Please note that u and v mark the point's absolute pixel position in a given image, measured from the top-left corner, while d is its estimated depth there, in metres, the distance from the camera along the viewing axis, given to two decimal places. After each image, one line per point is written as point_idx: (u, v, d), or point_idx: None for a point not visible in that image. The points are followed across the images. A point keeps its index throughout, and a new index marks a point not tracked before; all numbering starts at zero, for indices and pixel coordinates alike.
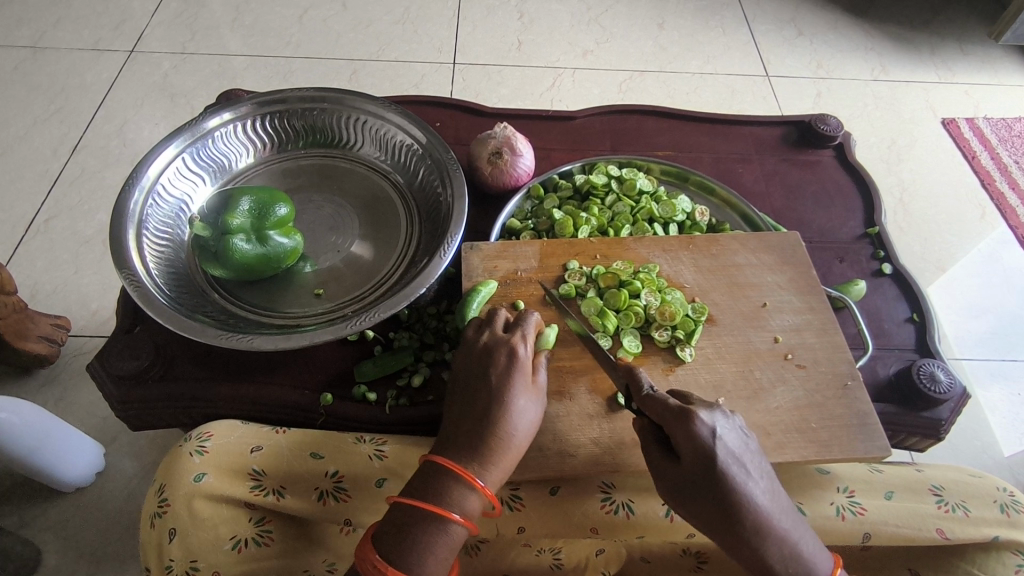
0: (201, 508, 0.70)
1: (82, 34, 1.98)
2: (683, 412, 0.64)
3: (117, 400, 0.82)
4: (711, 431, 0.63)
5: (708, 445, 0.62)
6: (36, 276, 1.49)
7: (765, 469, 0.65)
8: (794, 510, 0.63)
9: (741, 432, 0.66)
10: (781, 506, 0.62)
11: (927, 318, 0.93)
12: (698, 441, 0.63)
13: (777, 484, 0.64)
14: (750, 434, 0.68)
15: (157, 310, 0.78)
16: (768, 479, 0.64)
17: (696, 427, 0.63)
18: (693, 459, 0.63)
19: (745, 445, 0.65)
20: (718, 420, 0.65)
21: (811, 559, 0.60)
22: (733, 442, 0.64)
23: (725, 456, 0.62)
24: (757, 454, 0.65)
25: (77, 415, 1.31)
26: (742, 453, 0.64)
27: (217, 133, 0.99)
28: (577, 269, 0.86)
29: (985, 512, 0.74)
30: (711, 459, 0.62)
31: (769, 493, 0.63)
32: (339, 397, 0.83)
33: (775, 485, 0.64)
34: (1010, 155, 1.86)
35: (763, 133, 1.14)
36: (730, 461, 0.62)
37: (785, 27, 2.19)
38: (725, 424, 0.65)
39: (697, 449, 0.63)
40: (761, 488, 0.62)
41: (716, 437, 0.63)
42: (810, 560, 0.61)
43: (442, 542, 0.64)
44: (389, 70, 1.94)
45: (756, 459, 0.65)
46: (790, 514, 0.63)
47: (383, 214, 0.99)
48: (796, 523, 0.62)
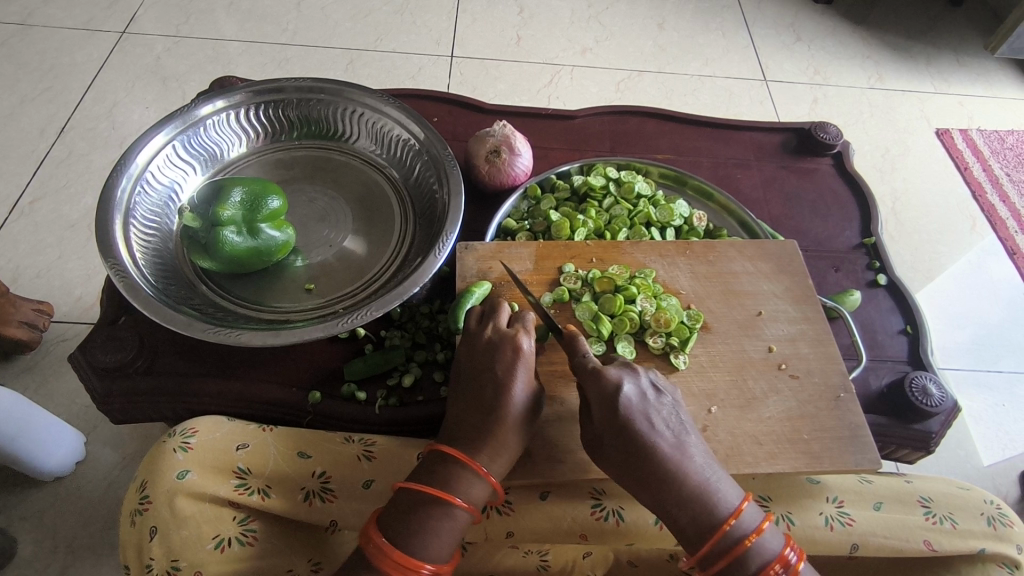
0: (182, 506, 0.69)
1: (73, 13, 1.94)
2: (592, 368, 0.68)
3: (98, 393, 0.80)
4: (615, 384, 0.67)
5: (611, 397, 0.66)
6: (18, 260, 1.46)
7: (680, 421, 0.68)
8: (706, 457, 0.66)
9: (651, 387, 0.69)
10: (687, 454, 0.65)
11: (920, 331, 0.93)
12: (603, 393, 0.67)
13: (689, 435, 0.67)
14: (671, 390, 0.71)
15: (143, 301, 0.77)
16: (677, 431, 0.66)
17: (603, 382, 0.67)
18: (601, 411, 0.67)
19: (654, 399, 0.68)
20: (629, 377, 0.69)
21: (715, 498, 0.63)
22: (637, 396, 0.67)
23: (626, 408, 0.66)
24: (670, 408, 0.68)
25: (57, 402, 1.28)
26: (647, 406, 0.67)
27: (209, 120, 0.97)
28: (572, 273, 0.85)
29: (972, 524, 0.75)
30: (613, 409, 0.66)
31: (674, 442, 0.65)
32: (328, 395, 0.81)
33: (686, 436, 0.66)
34: (1002, 168, 1.87)
35: (763, 139, 1.14)
36: (631, 413, 0.66)
37: (784, 31, 2.19)
38: (633, 380, 0.68)
39: (603, 401, 0.67)
40: (665, 438, 0.65)
41: (619, 390, 0.66)
42: (715, 500, 0.63)
43: (447, 525, 0.65)
44: (386, 61, 1.91)
45: (666, 412, 0.67)
46: (701, 460, 0.65)
47: (377, 209, 0.98)
48: (706, 469, 0.65)
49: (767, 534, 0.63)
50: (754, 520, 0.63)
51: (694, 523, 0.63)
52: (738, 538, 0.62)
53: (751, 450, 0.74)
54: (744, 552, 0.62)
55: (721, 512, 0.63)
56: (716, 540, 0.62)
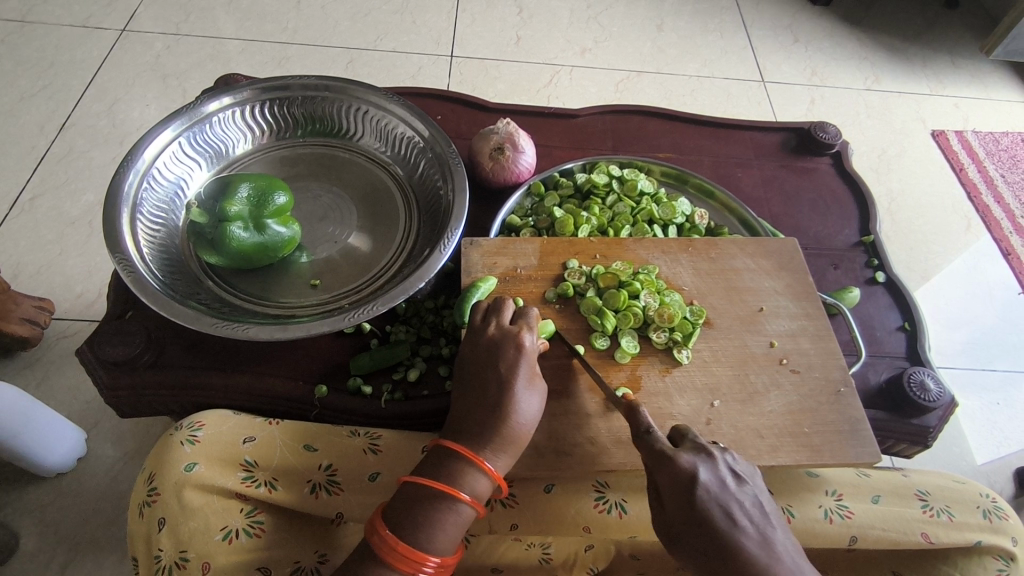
0: (190, 497, 0.69)
1: (72, 11, 1.94)
2: (664, 456, 0.65)
3: (106, 386, 0.81)
4: (691, 473, 0.63)
5: (687, 488, 0.63)
6: (19, 256, 1.46)
7: (760, 510, 0.64)
8: (795, 553, 0.62)
9: (731, 474, 0.65)
10: (775, 552, 0.61)
11: (918, 327, 0.94)
12: (679, 485, 0.63)
13: (773, 528, 0.63)
14: (751, 476, 0.67)
15: (151, 296, 0.77)
16: (760, 524, 0.63)
17: (675, 469, 0.64)
18: (675, 502, 0.63)
19: (735, 489, 0.64)
20: (702, 462, 0.65)
21: None
22: (716, 486, 0.64)
23: (705, 501, 0.62)
24: (751, 496, 0.64)
25: (58, 399, 1.29)
26: (727, 497, 0.63)
27: (215, 117, 0.97)
28: (576, 268, 0.86)
29: (968, 517, 0.76)
30: (690, 504, 0.62)
31: (760, 538, 0.61)
32: (334, 389, 0.82)
33: (770, 529, 0.63)
34: (996, 169, 1.89)
35: (763, 138, 1.15)
36: (710, 506, 0.62)
37: (782, 33, 2.20)
38: (710, 467, 0.65)
39: (678, 494, 0.63)
40: (748, 534, 0.62)
41: (696, 481, 0.63)
42: None
43: (452, 520, 0.66)
44: (386, 60, 1.92)
45: (748, 503, 0.64)
46: (791, 558, 0.61)
47: (382, 206, 0.99)
48: (799, 566, 0.61)
49: None
50: None
51: None
52: None
53: (753, 443, 0.75)
54: None
55: None
56: None
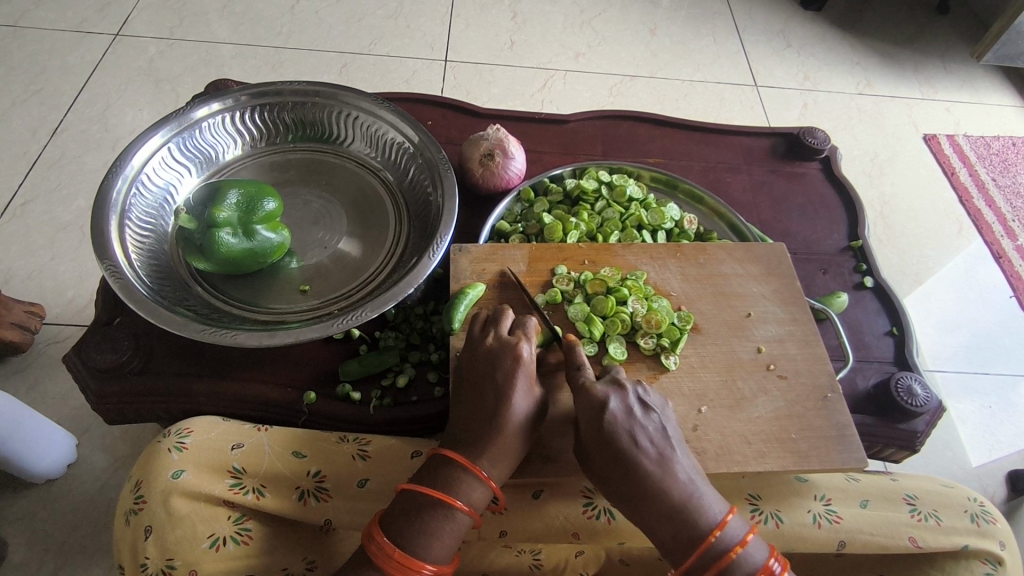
0: (177, 505, 0.69)
1: (66, 15, 1.94)
2: (579, 387, 0.70)
3: (93, 394, 0.80)
4: (600, 402, 0.68)
5: (594, 415, 0.68)
6: (11, 261, 1.45)
7: (665, 434, 0.68)
8: (691, 470, 0.66)
9: (639, 403, 0.70)
10: (670, 470, 0.65)
11: (906, 332, 0.95)
12: (588, 412, 0.68)
13: (674, 450, 0.67)
14: (660, 406, 0.71)
15: (138, 302, 0.77)
16: (661, 446, 0.67)
17: (587, 400, 0.69)
18: (585, 427, 0.68)
19: (641, 416, 0.68)
20: (613, 392, 0.69)
21: (700, 512, 0.63)
22: (622, 412, 0.68)
23: (610, 425, 0.67)
24: (656, 423, 0.68)
25: (48, 405, 1.28)
26: (632, 422, 0.67)
27: (205, 122, 0.97)
28: (564, 275, 0.86)
29: (956, 522, 0.76)
30: (595, 427, 0.67)
31: (658, 458, 0.66)
32: (323, 395, 0.82)
33: (670, 451, 0.67)
34: (988, 173, 1.90)
35: (752, 144, 1.16)
36: (615, 429, 0.67)
37: (775, 38, 2.21)
38: (619, 396, 0.69)
39: (586, 419, 0.68)
40: (647, 453, 0.66)
41: (603, 407, 0.68)
42: (699, 514, 0.63)
43: (447, 528, 0.65)
44: (381, 64, 1.92)
45: (652, 428, 0.68)
46: (686, 474, 0.66)
47: (372, 212, 0.99)
48: (692, 481, 0.65)
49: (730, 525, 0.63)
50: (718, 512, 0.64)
51: (679, 539, 0.63)
52: (723, 549, 0.62)
53: (740, 448, 0.75)
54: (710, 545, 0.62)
55: (703, 524, 0.63)
56: (699, 553, 0.62)
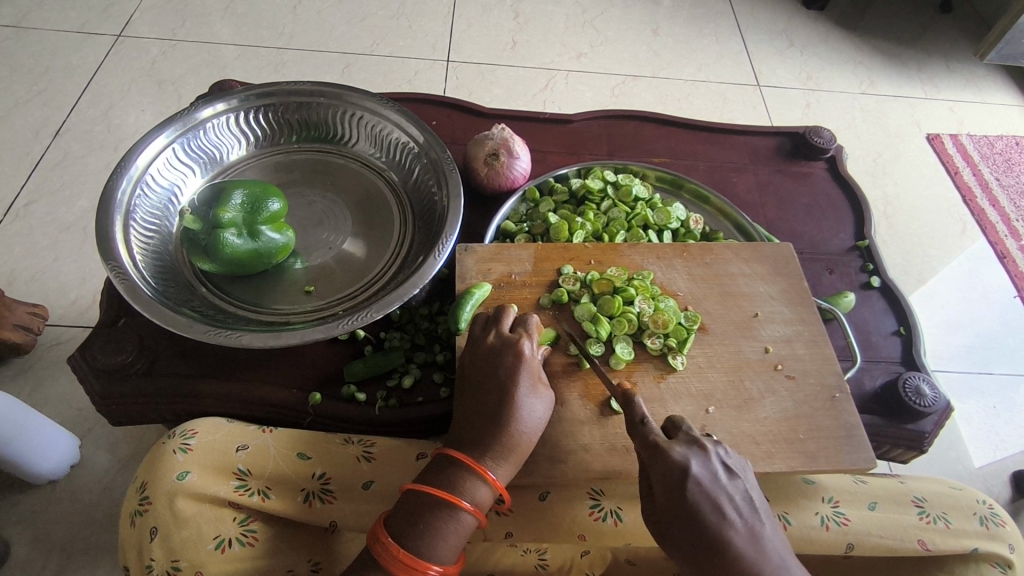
0: (182, 506, 0.69)
1: (68, 16, 1.94)
2: (658, 450, 0.64)
3: (98, 395, 0.80)
4: (683, 469, 0.63)
5: (680, 483, 0.62)
6: (14, 262, 1.45)
7: (750, 503, 0.64)
8: (780, 545, 0.62)
9: (723, 468, 0.65)
10: (762, 547, 0.61)
11: (914, 332, 0.94)
12: (671, 479, 0.63)
13: (761, 522, 0.63)
14: (740, 469, 0.67)
15: (143, 303, 0.77)
16: (748, 518, 0.63)
17: (670, 464, 0.63)
18: (665, 497, 0.63)
19: (726, 483, 0.64)
20: (695, 456, 0.64)
21: None
22: (708, 480, 0.63)
23: (697, 496, 0.62)
24: (741, 491, 0.64)
25: (50, 405, 1.28)
26: (718, 491, 0.63)
27: (210, 123, 0.97)
28: (571, 274, 0.86)
29: (965, 524, 0.76)
30: (681, 497, 0.62)
31: (748, 533, 0.61)
32: (329, 396, 0.82)
33: (758, 524, 0.63)
34: (991, 173, 1.90)
35: (758, 143, 1.15)
36: (702, 501, 0.62)
37: (777, 37, 2.21)
38: (702, 461, 0.64)
39: (669, 487, 0.63)
40: (737, 528, 0.61)
41: (689, 476, 0.62)
42: None
43: (452, 528, 0.65)
44: (383, 65, 1.92)
45: (739, 498, 0.64)
46: (777, 550, 0.62)
47: (377, 212, 0.98)
48: (783, 556, 0.61)
49: None
50: None
51: None
52: None
53: (748, 449, 0.74)
54: None
55: None
56: None
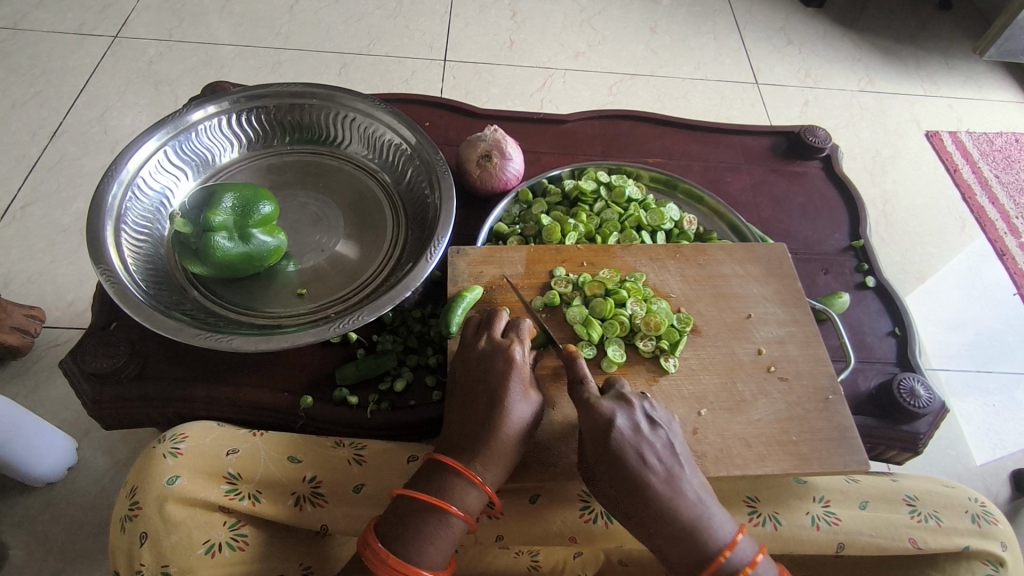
0: (172, 511, 0.69)
1: (65, 18, 1.93)
2: (584, 403, 0.68)
3: (89, 399, 0.80)
4: (605, 419, 0.67)
5: (601, 431, 0.66)
6: (10, 265, 1.45)
7: (673, 450, 0.67)
8: (701, 488, 0.65)
9: (646, 419, 0.68)
10: (679, 489, 0.64)
11: (908, 332, 0.94)
12: (594, 428, 0.67)
13: (681, 467, 0.66)
14: (667, 421, 0.70)
15: (134, 307, 0.77)
16: (668, 463, 0.65)
17: (593, 415, 0.67)
18: (591, 444, 0.67)
19: (648, 433, 0.67)
20: (618, 408, 0.68)
21: (712, 532, 0.62)
22: (628, 429, 0.67)
23: (618, 444, 0.65)
24: (663, 439, 0.67)
25: (47, 408, 1.28)
26: (640, 440, 0.66)
27: (201, 126, 0.97)
28: (563, 276, 0.85)
29: (957, 522, 0.76)
30: (602, 444, 0.66)
31: (667, 476, 0.64)
32: (320, 399, 0.82)
33: (678, 468, 0.66)
34: (991, 170, 1.89)
35: (753, 142, 1.15)
36: (623, 448, 0.65)
37: (776, 35, 2.20)
38: (625, 413, 0.68)
39: (593, 435, 0.67)
40: (655, 472, 0.64)
41: (609, 426, 0.66)
42: (709, 534, 0.62)
43: (441, 533, 0.65)
44: (380, 64, 1.92)
45: (660, 445, 0.67)
46: (695, 492, 0.64)
47: (370, 214, 0.98)
48: (702, 498, 0.64)
49: (761, 568, 0.62)
50: (749, 552, 0.63)
51: (690, 561, 0.62)
52: (734, 568, 0.61)
53: (740, 451, 0.74)
54: (722, 566, 0.61)
55: (713, 543, 0.62)
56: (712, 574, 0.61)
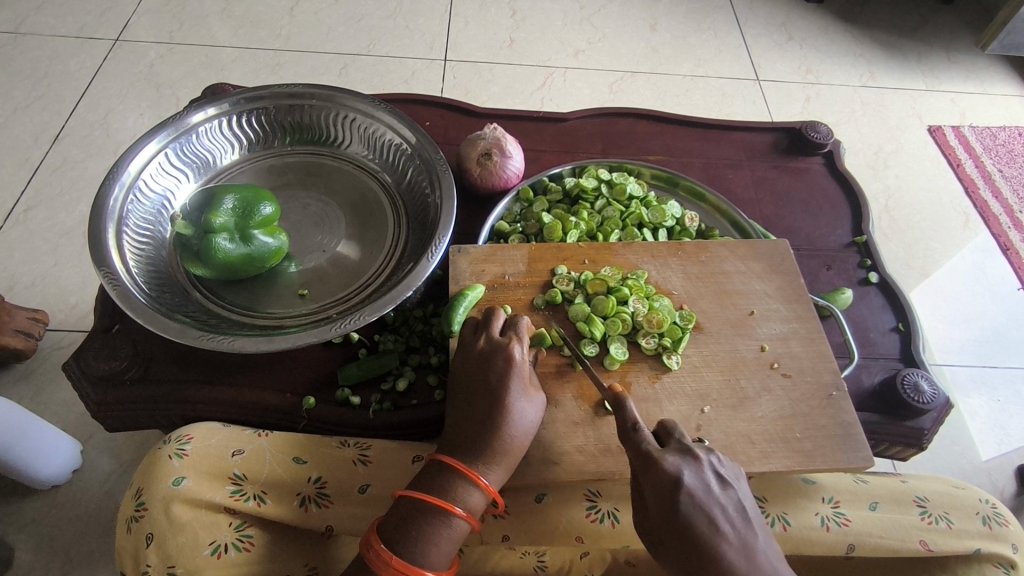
0: (178, 513, 0.69)
1: (66, 21, 1.94)
2: (649, 459, 0.64)
3: (93, 401, 0.81)
4: (675, 480, 0.63)
5: (672, 493, 0.62)
6: (14, 268, 1.46)
7: (745, 513, 0.64)
8: (774, 555, 0.62)
9: (717, 478, 0.65)
10: (756, 558, 0.60)
11: (912, 328, 0.93)
12: (662, 488, 0.63)
13: (755, 533, 0.62)
14: (735, 478, 0.66)
15: (137, 310, 0.77)
16: (741, 530, 0.62)
17: (663, 473, 0.63)
18: (657, 506, 0.63)
19: (720, 494, 0.64)
20: (689, 466, 0.64)
21: None
22: (701, 491, 0.63)
23: (689, 509, 0.62)
24: (734, 501, 0.64)
25: (52, 411, 1.28)
26: (711, 503, 0.63)
27: (201, 128, 0.97)
28: (565, 275, 0.85)
29: (968, 524, 0.75)
30: (673, 507, 0.62)
31: (741, 546, 0.61)
32: (323, 400, 0.82)
33: (751, 535, 0.62)
34: (994, 164, 1.88)
35: (754, 139, 1.15)
36: (695, 513, 0.61)
37: (777, 31, 2.19)
38: (696, 472, 0.64)
39: (661, 496, 0.63)
40: (729, 541, 0.61)
41: (681, 487, 0.62)
42: None
43: (445, 534, 0.65)
44: (380, 65, 1.92)
45: (731, 508, 0.63)
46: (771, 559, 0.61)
47: (371, 215, 0.98)
48: (776, 565, 0.61)
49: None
50: None
51: None
52: None
53: (745, 449, 0.74)
54: None
55: None
56: None
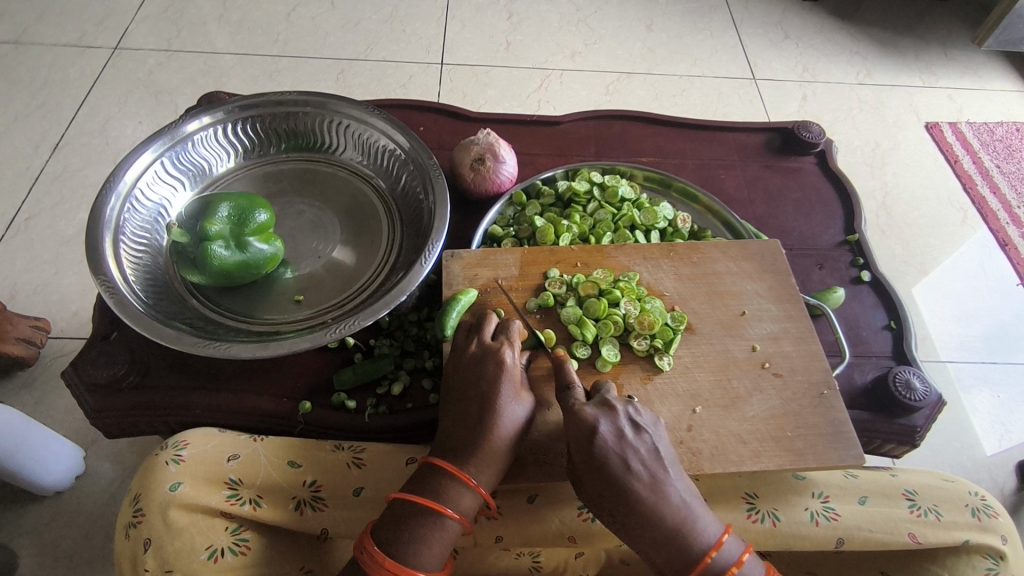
0: (176, 518, 0.69)
1: (65, 30, 1.95)
2: (570, 409, 0.69)
3: (92, 409, 0.81)
4: (591, 427, 0.67)
5: (587, 438, 0.67)
6: (16, 276, 1.47)
7: (659, 454, 0.67)
8: (688, 490, 0.66)
9: (631, 425, 0.68)
10: (664, 494, 0.65)
11: (904, 326, 0.94)
12: (579, 434, 0.67)
13: (666, 471, 0.66)
14: (653, 425, 0.70)
15: (134, 318, 0.78)
16: (652, 469, 0.66)
17: (581, 422, 0.67)
18: (577, 449, 0.67)
19: (632, 438, 0.68)
20: (605, 415, 0.68)
21: (698, 537, 0.64)
22: (613, 436, 0.67)
23: (603, 453, 0.66)
24: (648, 444, 0.68)
25: (54, 417, 1.29)
26: (624, 447, 0.67)
27: (196, 136, 0.98)
28: (557, 277, 0.86)
29: (957, 516, 0.76)
30: (588, 451, 0.66)
31: (650, 481, 0.65)
32: (319, 404, 0.83)
33: (662, 472, 0.66)
34: (992, 159, 1.88)
35: (747, 139, 1.15)
36: (608, 455, 0.66)
37: (773, 29, 2.20)
38: (610, 419, 0.68)
39: (579, 441, 0.67)
40: (640, 478, 0.65)
41: (596, 433, 0.67)
42: (694, 538, 0.64)
43: (437, 536, 0.66)
44: (377, 69, 1.93)
45: (644, 451, 0.67)
46: (681, 494, 0.66)
47: (366, 220, 0.99)
48: (687, 499, 0.66)
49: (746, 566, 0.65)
50: (733, 551, 0.65)
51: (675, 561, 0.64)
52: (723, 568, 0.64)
53: (735, 448, 0.75)
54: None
55: (699, 544, 0.64)
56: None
